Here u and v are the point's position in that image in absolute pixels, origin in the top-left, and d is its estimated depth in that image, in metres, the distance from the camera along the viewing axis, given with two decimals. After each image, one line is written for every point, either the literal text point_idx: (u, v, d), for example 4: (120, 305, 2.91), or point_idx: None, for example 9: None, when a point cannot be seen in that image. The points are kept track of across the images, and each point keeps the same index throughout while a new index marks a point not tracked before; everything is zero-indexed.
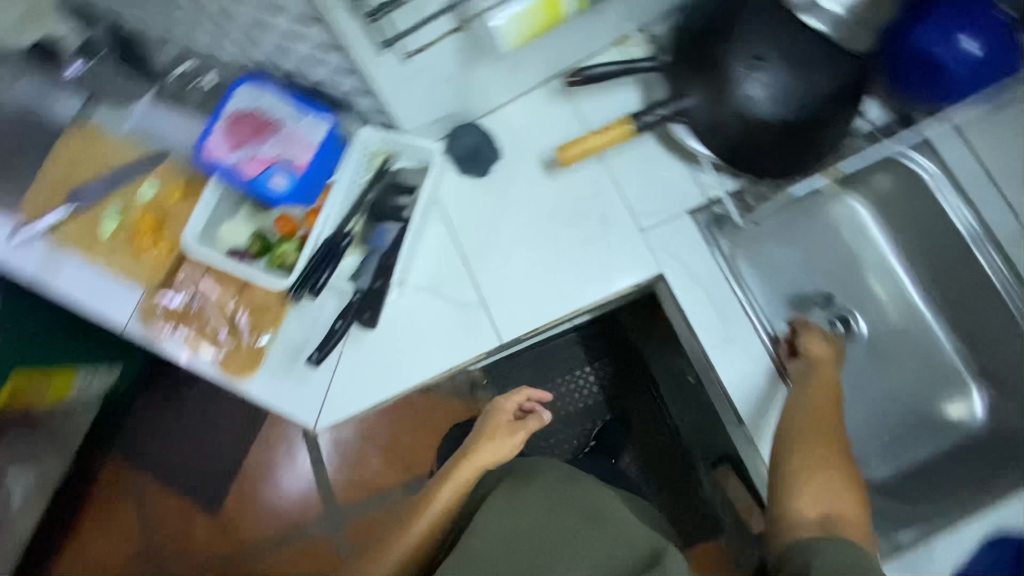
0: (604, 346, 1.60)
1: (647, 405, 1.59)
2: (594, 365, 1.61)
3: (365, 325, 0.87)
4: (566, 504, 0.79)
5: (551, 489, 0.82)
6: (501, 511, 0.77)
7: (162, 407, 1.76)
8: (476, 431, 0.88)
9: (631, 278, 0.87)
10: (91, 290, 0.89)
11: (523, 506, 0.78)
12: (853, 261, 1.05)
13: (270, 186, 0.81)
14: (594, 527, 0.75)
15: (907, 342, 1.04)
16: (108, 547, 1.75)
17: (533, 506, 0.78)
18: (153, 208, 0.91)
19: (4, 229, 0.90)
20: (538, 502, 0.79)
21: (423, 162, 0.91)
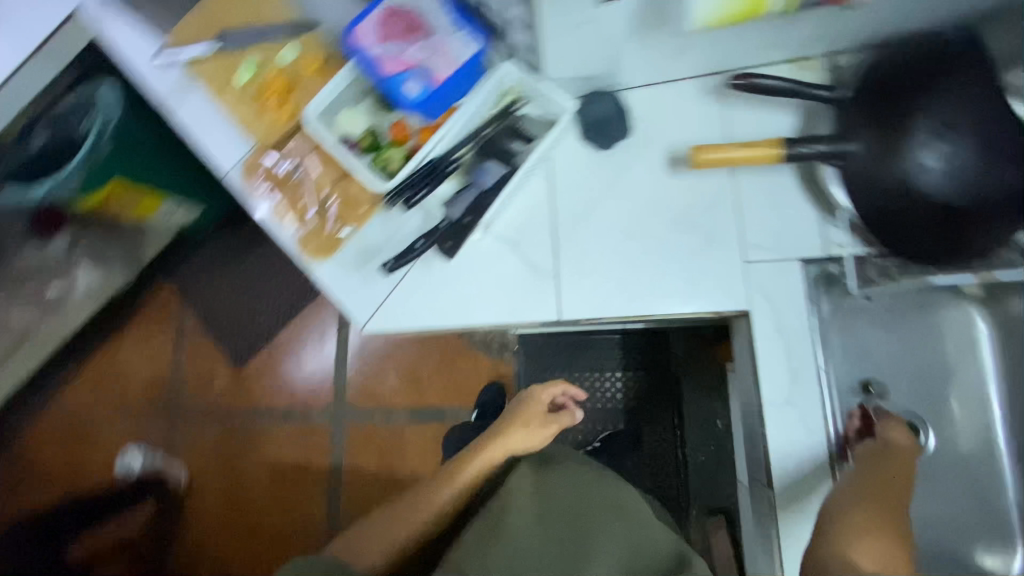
0: (644, 360, 1.56)
1: (663, 432, 1.52)
2: (627, 373, 1.56)
3: (445, 254, 0.87)
4: (593, 492, 0.88)
5: (579, 480, 0.89)
6: (534, 493, 0.87)
7: (225, 259, 1.87)
8: (513, 415, 0.98)
9: (716, 306, 0.82)
10: (207, 129, 0.93)
11: (552, 491, 0.88)
12: (944, 371, 0.91)
13: (402, 89, 0.79)
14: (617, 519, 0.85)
15: (968, 475, 0.90)
16: (140, 361, 1.89)
17: (562, 493, 0.88)
18: (287, 72, 0.92)
19: (153, 47, 0.95)
20: (569, 486, 0.88)
21: (551, 115, 0.88)
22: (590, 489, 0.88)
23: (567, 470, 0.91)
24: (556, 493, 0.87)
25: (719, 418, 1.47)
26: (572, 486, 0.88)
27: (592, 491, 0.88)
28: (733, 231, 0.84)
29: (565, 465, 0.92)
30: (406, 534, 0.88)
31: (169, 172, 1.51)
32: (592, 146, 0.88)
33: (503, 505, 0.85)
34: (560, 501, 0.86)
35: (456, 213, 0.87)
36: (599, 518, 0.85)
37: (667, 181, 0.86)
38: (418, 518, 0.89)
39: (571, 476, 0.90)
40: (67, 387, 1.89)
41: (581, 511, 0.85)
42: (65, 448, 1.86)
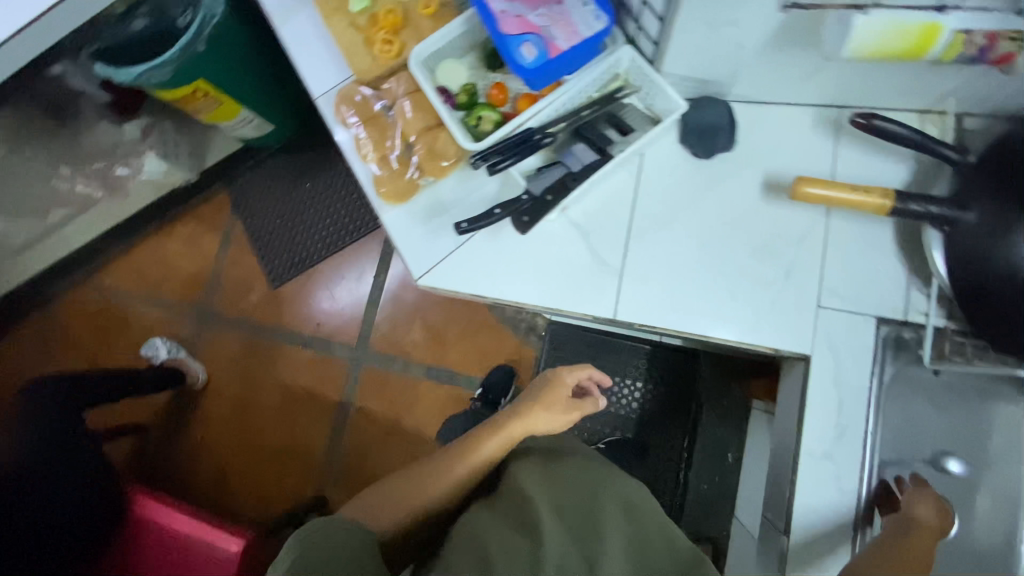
0: (668, 377, 1.51)
1: (670, 453, 1.47)
2: (647, 386, 1.52)
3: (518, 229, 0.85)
4: (602, 488, 0.88)
5: (587, 470, 0.92)
6: (544, 476, 0.89)
7: (285, 179, 1.90)
8: (537, 396, 0.98)
9: (777, 343, 0.81)
10: (305, 51, 1.01)
11: (563, 478, 0.89)
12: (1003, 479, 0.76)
13: (517, 51, 0.76)
14: (627, 513, 0.86)
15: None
16: (184, 258, 1.95)
17: (571, 481, 0.89)
18: (401, 8, 0.89)
19: None
20: (578, 478, 0.89)
21: (655, 113, 0.86)
22: (598, 484, 0.89)
23: (576, 463, 0.92)
24: (564, 482, 0.88)
25: (731, 451, 1.47)
26: (581, 476, 0.90)
27: (602, 486, 0.89)
28: (813, 271, 0.81)
29: (574, 457, 0.94)
30: (427, 500, 0.89)
31: (251, 87, 1.55)
32: (691, 153, 0.85)
33: (515, 493, 0.86)
34: (571, 492, 0.87)
35: (538, 189, 0.84)
36: (608, 510, 0.85)
37: (758, 206, 0.84)
38: (439, 485, 0.89)
39: (579, 470, 0.91)
40: (111, 266, 1.96)
41: (591, 500, 0.86)
42: (99, 323, 1.94)
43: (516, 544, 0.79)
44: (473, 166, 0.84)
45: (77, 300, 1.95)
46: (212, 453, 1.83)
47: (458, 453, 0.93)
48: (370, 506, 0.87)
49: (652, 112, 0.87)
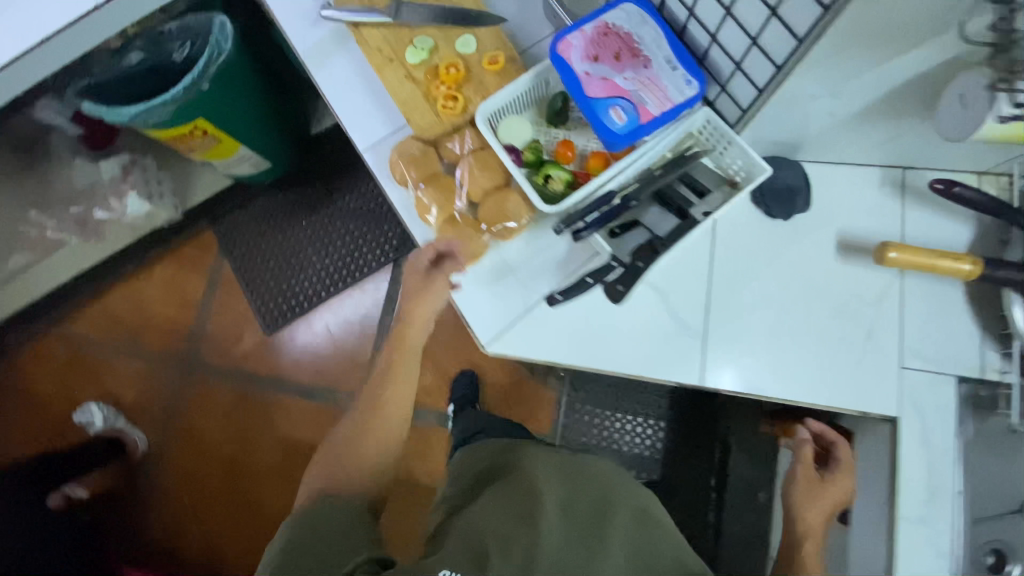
0: (691, 416, 1.53)
1: (699, 492, 1.49)
2: (670, 427, 1.53)
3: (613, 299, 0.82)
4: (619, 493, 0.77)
5: (601, 477, 0.79)
6: (554, 478, 0.76)
7: (278, 218, 1.78)
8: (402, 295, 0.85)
9: (864, 406, 0.80)
10: (353, 104, 0.94)
11: (577, 483, 0.76)
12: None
13: (606, 115, 0.73)
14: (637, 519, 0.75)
15: None
16: (164, 304, 1.78)
17: (583, 486, 0.76)
18: (463, 62, 0.85)
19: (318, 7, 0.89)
20: (594, 484, 0.77)
21: (729, 173, 0.84)
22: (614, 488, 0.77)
23: (593, 466, 0.81)
24: (579, 486, 0.76)
25: (762, 490, 1.42)
26: (595, 481, 0.77)
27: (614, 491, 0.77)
28: (893, 332, 0.81)
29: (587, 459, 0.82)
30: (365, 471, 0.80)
31: (251, 125, 1.44)
32: (767, 212, 0.84)
33: (518, 486, 0.74)
34: (585, 491, 0.75)
35: (624, 257, 0.77)
36: (618, 514, 0.73)
37: (837, 268, 0.83)
38: (368, 443, 0.81)
39: (596, 474, 0.79)
40: (77, 314, 1.76)
41: (603, 507, 0.74)
42: (63, 378, 1.73)
43: (518, 540, 0.66)
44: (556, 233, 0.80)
45: (39, 353, 1.75)
46: (206, 522, 1.66)
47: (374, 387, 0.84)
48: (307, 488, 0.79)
49: (726, 171, 0.85)
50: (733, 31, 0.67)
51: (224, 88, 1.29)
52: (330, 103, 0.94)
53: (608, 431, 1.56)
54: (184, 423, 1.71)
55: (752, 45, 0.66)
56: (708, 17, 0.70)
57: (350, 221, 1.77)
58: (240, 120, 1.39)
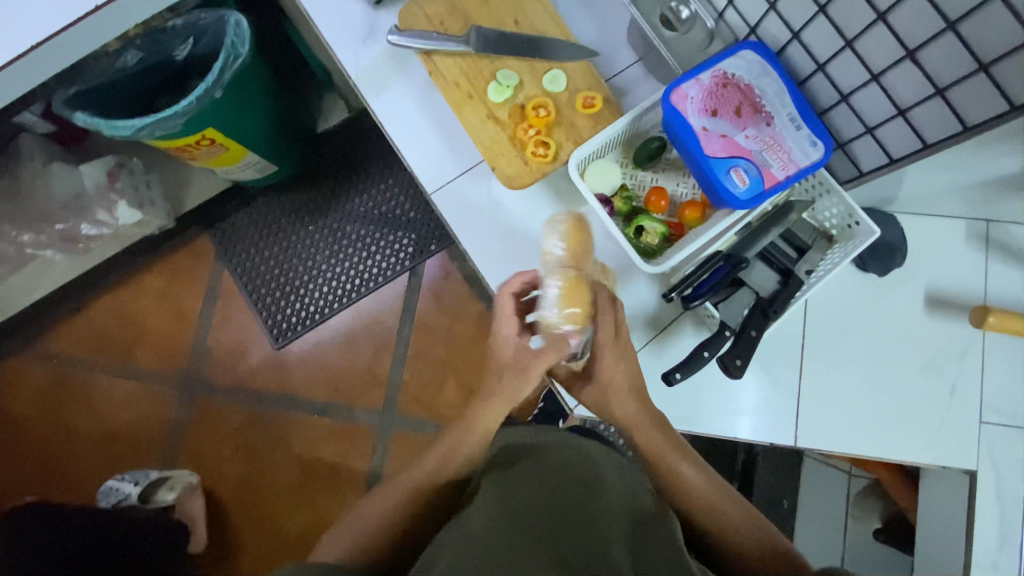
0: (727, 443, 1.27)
1: None
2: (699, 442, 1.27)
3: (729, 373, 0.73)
4: (583, 477, 0.66)
5: (547, 462, 0.68)
6: (506, 484, 0.64)
7: (280, 222, 1.59)
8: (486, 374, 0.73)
9: (943, 459, 0.82)
10: (420, 138, 0.84)
11: (528, 478, 0.65)
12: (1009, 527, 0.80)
13: (726, 176, 0.68)
14: (609, 500, 0.63)
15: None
16: (157, 315, 1.60)
17: (535, 480, 0.65)
18: (553, 102, 0.77)
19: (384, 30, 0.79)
20: (540, 475, 0.66)
21: (824, 225, 0.82)
22: (570, 481, 0.65)
23: (543, 457, 0.70)
24: (531, 483, 0.64)
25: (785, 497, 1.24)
26: (542, 472, 0.67)
27: (572, 476, 0.66)
28: (976, 389, 0.82)
29: (545, 448, 0.72)
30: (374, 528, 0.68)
31: (262, 128, 1.29)
32: (861, 266, 0.83)
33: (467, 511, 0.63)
34: (541, 489, 0.63)
35: (734, 323, 0.75)
36: (582, 503, 0.61)
37: (921, 323, 0.84)
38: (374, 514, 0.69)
39: (546, 472, 0.66)
40: (60, 329, 1.59)
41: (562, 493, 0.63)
42: (46, 401, 1.57)
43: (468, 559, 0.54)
44: (664, 298, 0.77)
45: (17, 374, 1.58)
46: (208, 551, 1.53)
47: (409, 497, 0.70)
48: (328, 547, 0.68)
49: (820, 223, 0.82)
50: (872, 97, 0.63)
51: (237, 92, 1.14)
52: (392, 137, 0.85)
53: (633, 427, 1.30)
54: (186, 444, 1.57)
55: (898, 116, 0.62)
56: (844, 78, 0.65)
57: (362, 225, 1.58)
58: (251, 125, 1.24)
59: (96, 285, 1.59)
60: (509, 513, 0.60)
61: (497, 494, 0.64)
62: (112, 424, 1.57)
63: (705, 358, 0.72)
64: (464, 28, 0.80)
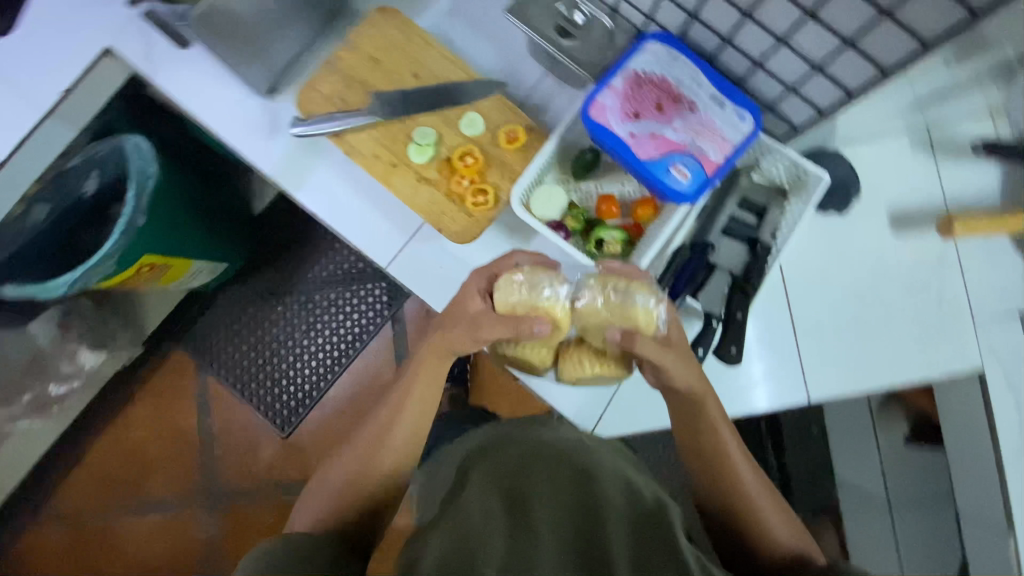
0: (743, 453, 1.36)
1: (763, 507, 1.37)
2: None
3: (728, 361, 0.73)
4: (578, 462, 0.61)
5: (536, 450, 0.63)
6: (500, 472, 0.60)
7: (250, 311, 1.55)
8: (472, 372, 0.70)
9: (949, 368, 0.83)
10: (360, 215, 0.81)
11: (527, 467, 0.60)
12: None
13: (668, 174, 0.67)
14: (608, 486, 0.57)
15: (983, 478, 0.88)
16: (157, 438, 1.56)
17: (534, 469, 0.60)
18: (477, 146, 0.75)
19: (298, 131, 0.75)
20: (540, 460, 0.61)
21: (775, 181, 0.81)
22: (568, 466, 0.60)
23: (545, 445, 0.64)
24: (527, 471, 0.59)
25: None
26: (537, 456, 0.61)
27: (568, 462, 0.61)
28: (961, 293, 0.83)
29: (535, 434, 0.67)
30: (349, 484, 0.71)
31: (198, 232, 1.23)
32: (821, 210, 0.83)
33: (457, 499, 0.58)
34: (543, 471, 0.59)
35: (718, 310, 0.74)
36: (573, 490, 0.56)
37: (893, 245, 0.84)
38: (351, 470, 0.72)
39: (544, 455, 0.62)
40: (66, 486, 1.54)
41: (559, 482, 0.57)
42: (77, 558, 1.53)
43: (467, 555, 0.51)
44: None
45: (38, 542, 1.53)
46: None
47: (369, 449, 0.72)
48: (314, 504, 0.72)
49: (771, 180, 0.82)
50: (785, 59, 0.62)
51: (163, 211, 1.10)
52: (331, 224, 0.82)
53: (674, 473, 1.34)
54: (229, 556, 1.54)
55: (815, 72, 0.61)
56: (753, 47, 0.63)
57: (329, 291, 1.55)
58: (186, 229, 1.18)
59: (88, 431, 1.54)
60: (505, 501, 0.56)
61: (495, 482, 0.59)
62: (149, 561, 1.54)
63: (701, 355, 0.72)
64: (366, 98, 0.77)
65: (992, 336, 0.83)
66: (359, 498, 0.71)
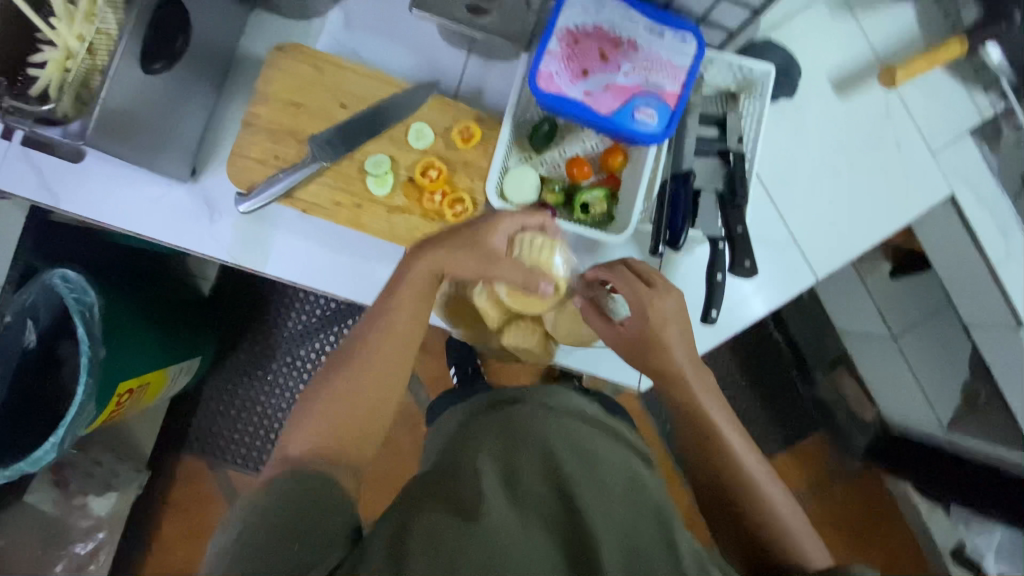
0: (758, 357, 1.46)
1: (791, 394, 1.47)
2: (744, 377, 1.46)
3: (743, 275, 0.75)
4: (580, 440, 0.59)
5: (537, 427, 0.60)
6: (501, 456, 0.57)
7: (238, 385, 1.40)
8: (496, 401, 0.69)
9: (926, 203, 0.88)
10: (338, 266, 0.77)
11: (527, 445, 0.58)
12: (1000, 217, 0.88)
13: (634, 119, 0.66)
14: (607, 471, 0.56)
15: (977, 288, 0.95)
16: (197, 553, 1.38)
17: (538, 445, 0.57)
18: (435, 156, 0.71)
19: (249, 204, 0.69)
20: (542, 434, 0.59)
21: (723, 88, 0.82)
22: (576, 451, 0.57)
23: (545, 421, 0.61)
24: (528, 453, 0.57)
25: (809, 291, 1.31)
26: (543, 431, 0.59)
27: (568, 439, 0.59)
28: (914, 131, 0.88)
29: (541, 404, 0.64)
30: (344, 408, 0.58)
31: (165, 338, 1.12)
32: (773, 100, 0.85)
33: (461, 471, 0.55)
34: (540, 446, 0.57)
35: (719, 231, 0.75)
36: (576, 474, 0.54)
37: (844, 109, 0.87)
38: (341, 395, 0.58)
39: (545, 434, 0.59)
40: None
41: (556, 466, 0.55)
42: None
43: (444, 536, 0.47)
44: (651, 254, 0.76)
45: None
46: None
47: (368, 374, 0.60)
48: (292, 436, 0.57)
49: (719, 88, 0.82)
50: None
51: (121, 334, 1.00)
52: (313, 285, 0.78)
53: None
54: None
55: None
56: None
57: (311, 343, 1.41)
58: (149, 342, 1.06)
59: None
60: (505, 486, 0.53)
61: (496, 460, 0.56)
62: None
63: (723, 279, 0.73)
64: (302, 147, 0.71)
65: (951, 161, 0.88)
66: (353, 426, 0.58)
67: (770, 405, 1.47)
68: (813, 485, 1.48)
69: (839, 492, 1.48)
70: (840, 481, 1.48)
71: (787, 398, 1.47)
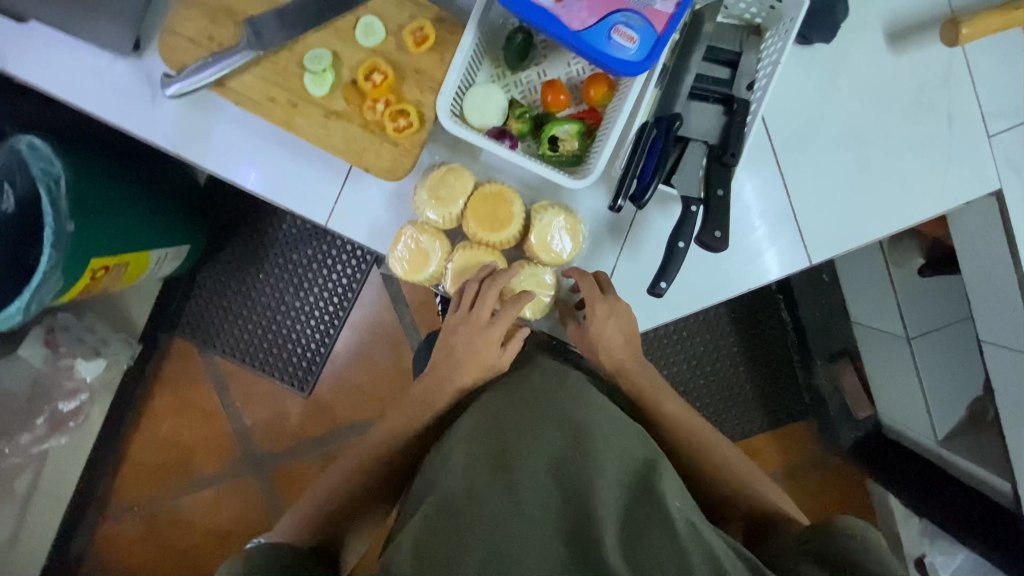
0: (756, 331, 1.32)
1: (786, 374, 1.33)
2: (739, 350, 1.31)
3: (713, 247, 0.65)
4: (572, 420, 0.56)
5: (529, 405, 0.59)
6: (489, 440, 0.55)
7: (232, 289, 1.40)
8: None
9: (966, 195, 0.74)
10: (283, 171, 0.72)
11: (518, 425, 0.56)
12: None
13: (611, 40, 0.56)
14: (602, 447, 0.53)
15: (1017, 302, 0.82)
16: (183, 428, 1.45)
17: (525, 426, 0.56)
18: (384, 59, 0.63)
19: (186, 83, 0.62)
20: (528, 413, 0.58)
21: (743, 20, 0.69)
22: (569, 431, 0.55)
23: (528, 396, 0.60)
24: (514, 434, 0.55)
25: None
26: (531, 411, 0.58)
27: (555, 417, 0.57)
28: (973, 103, 0.73)
29: (524, 385, 0.63)
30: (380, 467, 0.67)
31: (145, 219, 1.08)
32: (804, 42, 0.70)
33: (445, 461, 0.56)
34: (537, 430, 0.55)
35: (696, 190, 0.65)
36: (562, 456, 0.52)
37: (893, 66, 0.72)
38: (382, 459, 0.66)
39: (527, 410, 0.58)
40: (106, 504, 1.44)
41: (538, 448, 0.53)
42: (144, 554, 1.45)
43: (444, 541, 0.46)
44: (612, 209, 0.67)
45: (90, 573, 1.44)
46: None
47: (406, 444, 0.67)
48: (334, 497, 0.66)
49: (739, 18, 0.69)
50: None
51: (103, 212, 0.97)
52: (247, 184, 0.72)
53: (701, 374, 1.31)
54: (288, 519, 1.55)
55: None
56: None
57: (303, 248, 1.38)
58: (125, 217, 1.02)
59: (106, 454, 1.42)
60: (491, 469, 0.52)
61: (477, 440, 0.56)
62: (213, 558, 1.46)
63: (684, 249, 0.64)
64: (238, 30, 0.63)
65: (1007, 148, 0.74)
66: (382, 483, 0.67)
67: (765, 382, 1.34)
68: (789, 468, 1.38)
69: (817, 483, 1.39)
70: (818, 472, 1.39)
71: (786, 377, 1.34)
